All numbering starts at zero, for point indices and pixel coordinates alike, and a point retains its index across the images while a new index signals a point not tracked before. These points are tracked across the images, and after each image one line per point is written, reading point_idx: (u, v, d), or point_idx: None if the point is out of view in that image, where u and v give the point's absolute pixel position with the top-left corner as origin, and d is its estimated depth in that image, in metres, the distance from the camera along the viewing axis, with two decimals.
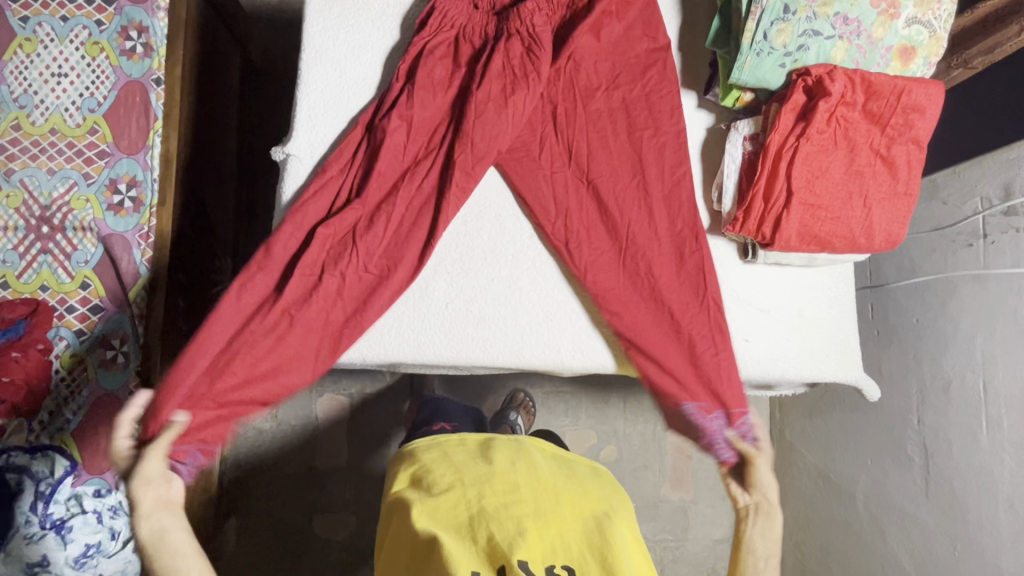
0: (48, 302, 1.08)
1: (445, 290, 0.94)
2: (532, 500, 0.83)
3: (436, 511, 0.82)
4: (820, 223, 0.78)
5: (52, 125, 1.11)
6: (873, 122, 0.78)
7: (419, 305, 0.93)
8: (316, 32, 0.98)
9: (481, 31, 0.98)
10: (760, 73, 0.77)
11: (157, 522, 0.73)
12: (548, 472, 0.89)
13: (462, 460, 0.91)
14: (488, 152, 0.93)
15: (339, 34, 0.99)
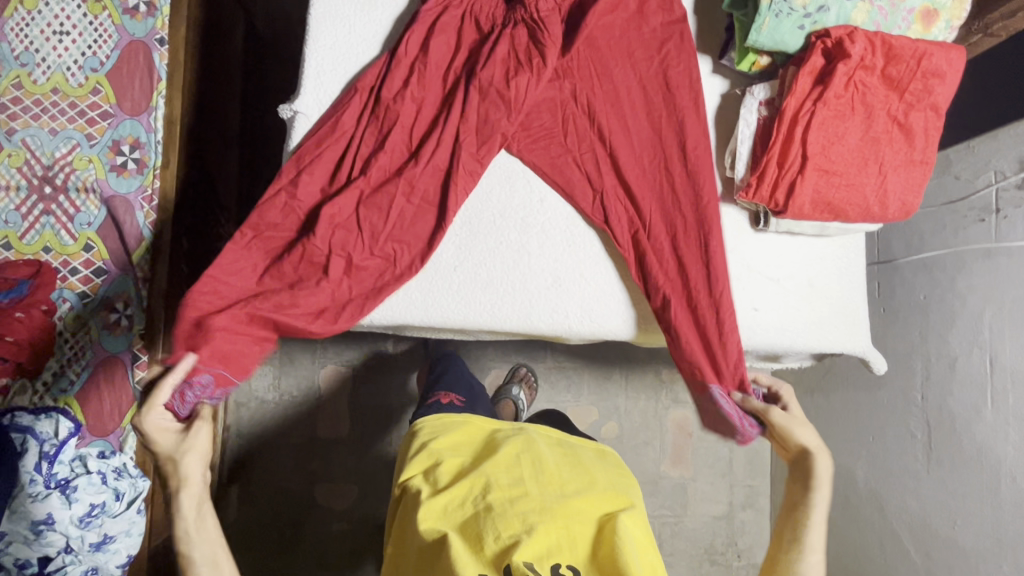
0: (51, 264, 1.07)
1: (454, 253, 0.93)
2: (537, 494, 0.87)
3: (445, 510, 0.88)
4: (835, 189, 0.77)
5: (54, 84, 1.10)
6: (891, 88, 0.76)
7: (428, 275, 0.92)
8: None
9: (490, 11, 0.95)
10: (778, 35, 0.75)
11: (199, 495, 0.72)
12: (552, 465, 0.94)
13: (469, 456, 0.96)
14: (494, 134, 0.91)
15: None
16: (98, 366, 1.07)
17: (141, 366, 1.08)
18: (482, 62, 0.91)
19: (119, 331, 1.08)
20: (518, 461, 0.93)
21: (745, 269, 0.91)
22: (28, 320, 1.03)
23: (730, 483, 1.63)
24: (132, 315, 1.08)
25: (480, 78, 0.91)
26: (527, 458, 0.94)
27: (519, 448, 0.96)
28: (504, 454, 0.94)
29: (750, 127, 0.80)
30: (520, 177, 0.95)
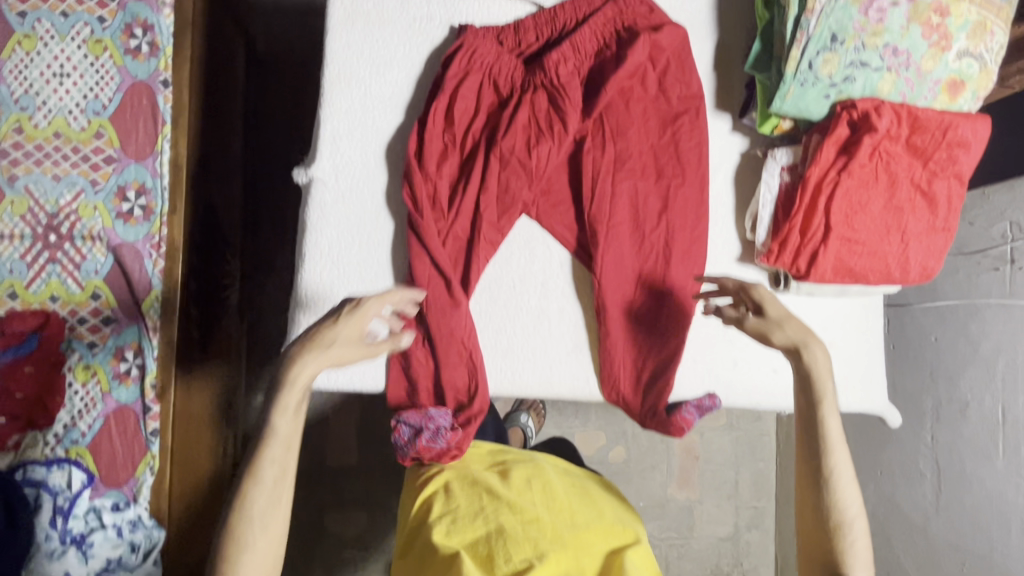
0: (59, 313, 1.05)
1: (477, 317, 0.99)
2: (549, 522, 0.87)
3: (454, 527, 0.86)
4: (855, 256, 0.88)
5: (55, 128, 1.07)
6: (917, 156, 0.87)
7: (443, 343, 0.97)
8: (340, 48, 1.01)
9: (509, 74, 1.01)
10: (802, 103, 0.87)
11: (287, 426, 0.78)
12: (563, 494, 0.93)
13: (481, 474, 0.94)
14: (513, 203, 0.98)
15: (364, 50, 1.01)
16: (109, 417, 1.06)
17: (153, 416, 1.07)
18: (503, 129, 0.98)
19: (130, 380, 1.07)
20: (529, 487, 0.93)
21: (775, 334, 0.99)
22: (38, 373, 1.03)
23: (736, 504, 1.65)
24: (141, 364, 1.07)
25: (502, 146, 0.97)
26: (538, 483, 0.94)
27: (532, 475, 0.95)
28: (516, 479, 0.94)
29: (772, 193, 0.92)
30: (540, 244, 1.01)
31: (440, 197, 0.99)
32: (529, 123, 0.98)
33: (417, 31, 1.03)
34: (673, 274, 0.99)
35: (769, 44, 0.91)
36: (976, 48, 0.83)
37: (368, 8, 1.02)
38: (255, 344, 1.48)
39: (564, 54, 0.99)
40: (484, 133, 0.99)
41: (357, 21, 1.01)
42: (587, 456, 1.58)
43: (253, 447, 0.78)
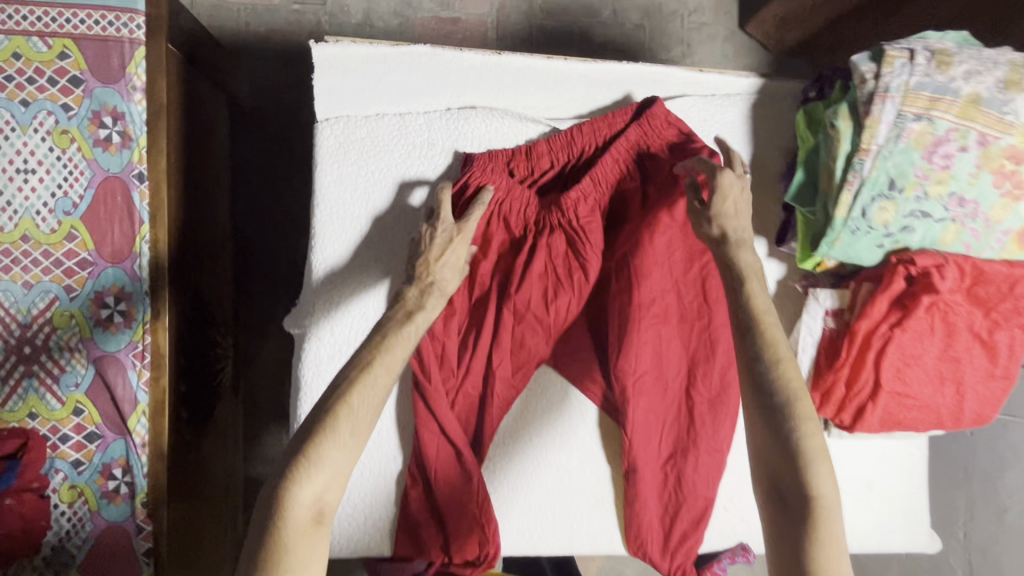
0: (38, 432, 0.99)
1: (498, 479, 1.06)
2: None
3: None
4: (905, 409, 0.97)
5: (23, 231, 0.98)
6: (979, 305, 0.94)
7: (455, 514, 1.00)
8: (332, 180, 1.06)
9: (521, 214, 1.05)
10: (854, 250, 0.94)
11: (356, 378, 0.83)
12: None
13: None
14: (529, 357, 1.05)
15: (355, 180, 1.07)
16: (99, 538, 1.00)
17: (146, 536, 1.00)
18: (514, 277, 1.04)
19: (119, 500, 1.00)
20: None
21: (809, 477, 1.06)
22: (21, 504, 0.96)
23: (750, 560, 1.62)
24: (131, 482, 1.00)
25: (517, 301, 1.03)
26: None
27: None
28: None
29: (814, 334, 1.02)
30: (554, 390, 1.08)
31: (449, 353, 1.03)
32: (538, 269, 1.04)
33: (411, 156, 1.08)
34: (694, 421, 1.04)
35: (809, 175, 1.00)
36: None
37: (362, 136, 1.08)
38: (252, 417, 1.42)
39: (580, 194, 1.03)
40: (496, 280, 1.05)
41: (348, 150, 1.07)
42: None
43: (345, 377, 0.80)
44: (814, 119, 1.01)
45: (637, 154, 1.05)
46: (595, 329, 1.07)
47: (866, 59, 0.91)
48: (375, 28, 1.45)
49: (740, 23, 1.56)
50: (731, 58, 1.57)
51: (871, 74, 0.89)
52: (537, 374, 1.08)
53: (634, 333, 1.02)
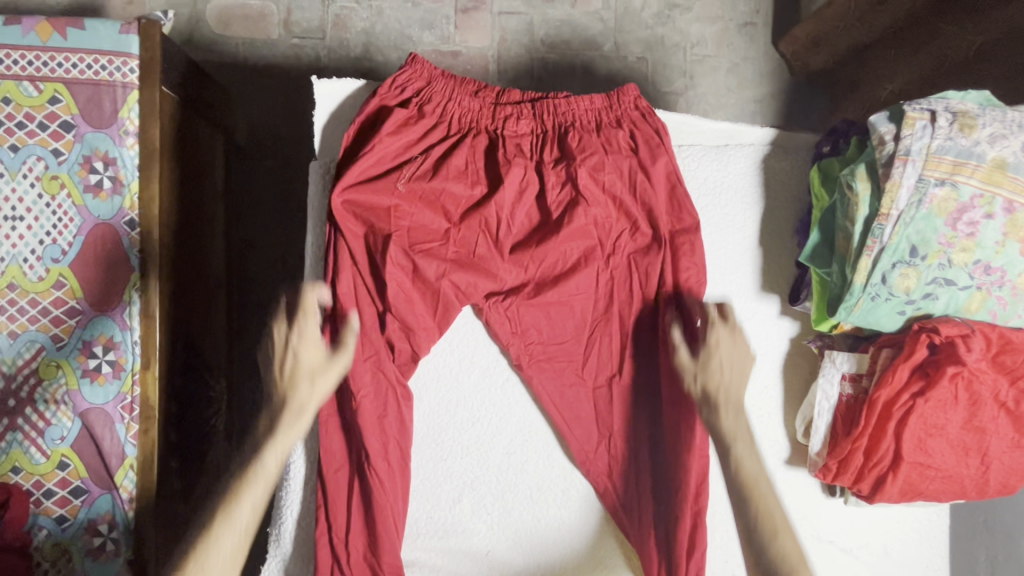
0: (22, 487, 0.95)
1: (485, 536, 0.92)
2: None
3: None
4: (927, 481, 0.84)
5: (10, 279, 0.95)
6: (1003, 373, 0.82)
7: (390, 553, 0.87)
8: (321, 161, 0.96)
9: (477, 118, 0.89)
10: (874, 315, 0.83)
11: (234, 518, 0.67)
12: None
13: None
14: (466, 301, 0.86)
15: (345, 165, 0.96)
16: None
17: None
18: (451, 177, 0.86)
19: (105, 557, 0.96)
20: None
21: (817, 542, 0.95)
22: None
23: None
24: (117, 539, 0.96)
25: (459, 162, 0.86)
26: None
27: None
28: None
29: (829, 403, 0.90)
30: (491, 392, 0.92)
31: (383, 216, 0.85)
32: (484, 192, 0.88)
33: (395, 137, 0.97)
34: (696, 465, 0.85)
35: (827, 233, 0.88)
36: None
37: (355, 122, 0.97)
38: None
39: (519, 112, 0.88)
40: (420, 233, 0.85)
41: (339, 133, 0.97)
42: None
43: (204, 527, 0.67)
44: (830, 174, 0.89)
45: (602, 115, 0.88)
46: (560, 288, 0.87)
47: (883, 118, 0.82)
48: (374, 61, 1.43)
49: (773, 39, 1.54)
50: (734, 90, 1.55)
51: (888, 137, 0.80)
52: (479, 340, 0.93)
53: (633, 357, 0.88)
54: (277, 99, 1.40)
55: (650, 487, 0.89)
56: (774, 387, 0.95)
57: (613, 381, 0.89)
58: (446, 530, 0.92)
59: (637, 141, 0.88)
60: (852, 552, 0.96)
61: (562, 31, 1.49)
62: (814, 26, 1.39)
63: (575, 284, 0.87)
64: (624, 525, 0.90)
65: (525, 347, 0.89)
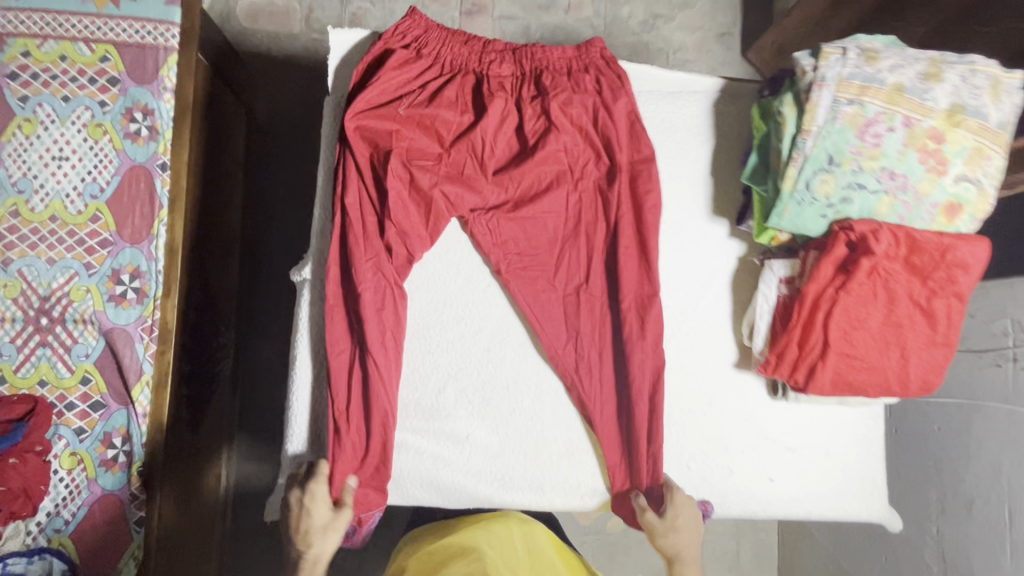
0: (46, 399, 1.04)
1: (466, 421, 0.80)
2: None
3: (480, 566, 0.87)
4: (854, 372, 0.76)
5: (52, 212, 1.07)
6: (915, 274, 0.74)
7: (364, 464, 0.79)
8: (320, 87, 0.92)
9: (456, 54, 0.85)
10: (801, 222, 0.74)
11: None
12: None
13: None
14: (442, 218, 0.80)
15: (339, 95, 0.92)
16: (94, 504, 1.03)
17: (139, 505, 1.04)
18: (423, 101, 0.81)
19: (117, 468, 1.04)
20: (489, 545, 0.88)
21: (761, 439, 0.82)
22: (23, 466, 0.98)
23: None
24: (129, 451, 1.05)
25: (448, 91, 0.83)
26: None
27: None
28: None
29: (769, 304, 0.78)
30: (473, 295, 0.82)
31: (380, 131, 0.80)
32: (459, 118, 0.82)
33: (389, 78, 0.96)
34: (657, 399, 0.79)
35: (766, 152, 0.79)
36: (975, 173, 0.69)
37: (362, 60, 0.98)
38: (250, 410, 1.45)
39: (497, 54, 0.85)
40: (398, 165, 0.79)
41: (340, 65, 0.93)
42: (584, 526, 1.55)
43: None
44: (770, 108, 0.78)
45: (573, 63, 0.85)
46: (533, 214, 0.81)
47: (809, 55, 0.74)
48: None
49: (744, 50, 1.70)
50: None
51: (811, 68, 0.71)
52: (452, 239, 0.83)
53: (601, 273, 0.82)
54: (296, 83, 1.53)
55: (629, 408, 0.80)
56: (721, 297, 0.84)
57: (554, 293, 0.81)
58: (426, 419, 0.80)
59: (601, 85, 0.84)
60: (798, 453, 0.83)
61: (556, 34, 1.65)
62: (777, 36, 1.54)
63: (548, 202, 0.81)
64: (622, 432, 0.80)
65: (503, 251, 0.81)
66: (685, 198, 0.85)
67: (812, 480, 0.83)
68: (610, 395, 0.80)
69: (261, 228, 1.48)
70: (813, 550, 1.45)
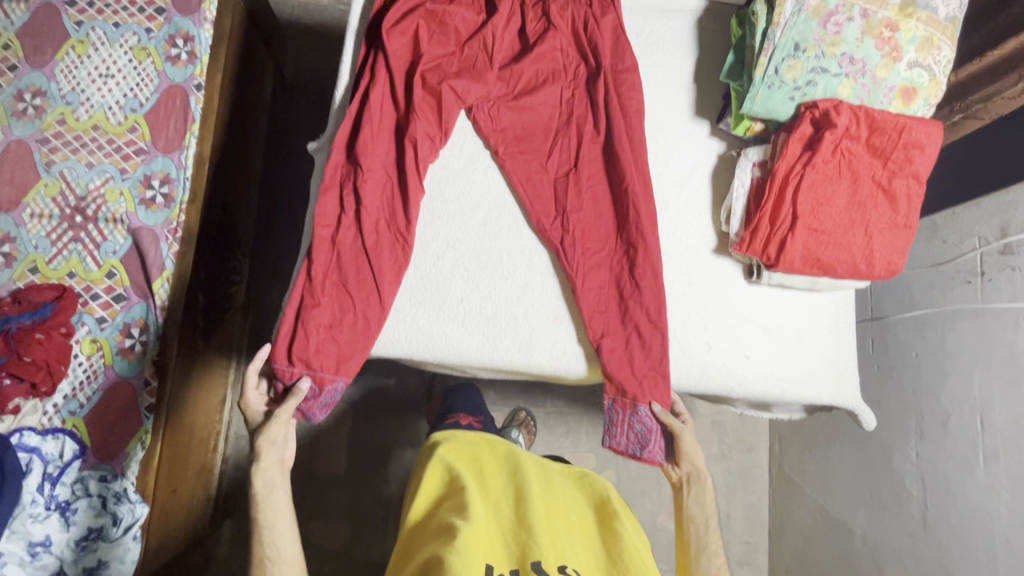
0: (74, 289, 1.11)
1: (462, 285, 0.85)
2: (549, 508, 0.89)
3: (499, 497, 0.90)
4: (822, 247, 0.82)
5: (95, 122, 1.17)
6: (876, 156, 0.81)
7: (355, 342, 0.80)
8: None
9: None
10: (770, 105, 0.81)
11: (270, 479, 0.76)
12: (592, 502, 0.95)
13: (491, 476, 0.95)
14: (454, 102, 0.85)
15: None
16: (107, 388, 1.09)
17: (150, 392, 1.11)
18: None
19: (132, 356, 1.11)
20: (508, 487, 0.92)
21: (739, 319, 0.88)
22: (47, 341, 1.05)
23: (727, 537, 1.58)
24: (145, 341, 1.11)
25: None
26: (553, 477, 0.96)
27: (535, 475, 0.93)
28: (525, 475, 0.92)
29: (744, 186, 0.85)
30: (473, 172, 0.88)
31: (399, 25, 0.85)
32: (471, 16, 0.89)
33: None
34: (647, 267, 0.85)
35: (741, 53, 0.87)
36: (925, 59, 0.78)
37: None
38: (256, 343, 1.50)
39: None
40: (411, 54, 0.86)
41: None
42: None
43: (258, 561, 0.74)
44: (747, 15, 0.87)
45: None
46: (535, 103, 0.89)
47: None
48: None
49: None
50: None
51: None
52: (459, 127, 0.89)
53: (594, 157, 0.89)
54: (320, 47, 1.62)
55: (616, 281, 0.86)
56: (702, 188, 0.91)
57: (543, 174, 0.88)
58: (424, 283, 0.85)
59: None
60: (772, 334, 0.88)
61: None
62: None
63: (544, 96, 0.89)
64: (603, 301, 0.85)
65: (503, 135, 0.88)
66: (669, 101, 0.93)
67: (785, 359, 0.88)
68: (598, 269, 0.86)
69: (279, 172, 1.57)
70: (800, 504, 1.46)
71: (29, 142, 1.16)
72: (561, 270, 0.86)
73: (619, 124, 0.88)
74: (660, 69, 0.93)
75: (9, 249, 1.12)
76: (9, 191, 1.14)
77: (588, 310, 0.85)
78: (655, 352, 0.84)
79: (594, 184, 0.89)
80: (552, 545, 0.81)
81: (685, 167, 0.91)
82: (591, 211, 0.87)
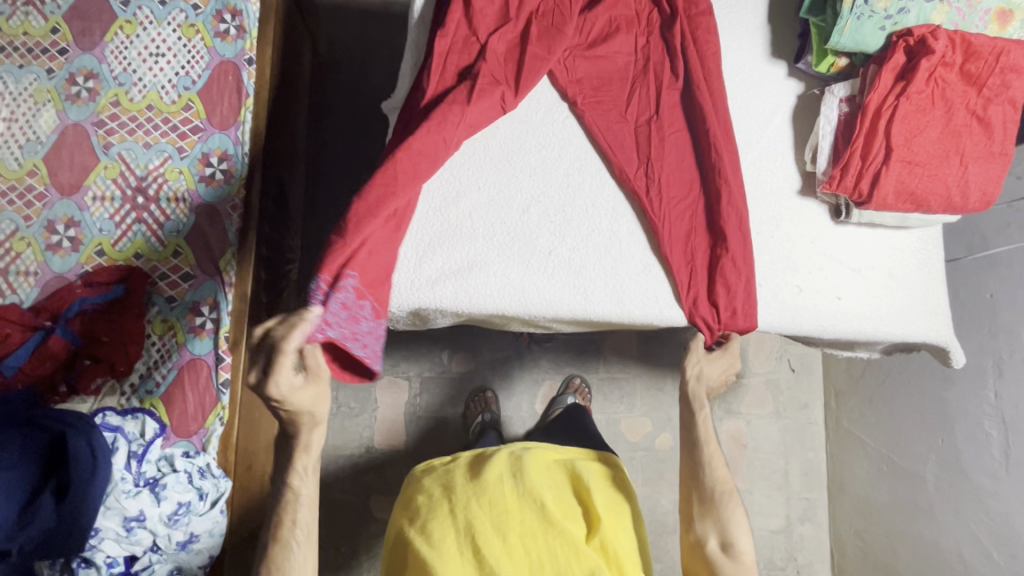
0: (141, 269, 1.11)
1: (549, 238, 0.84)
2: (516, 514, 0.84)
3: (461, 510, 0.84)
4: (917, 180, 0.80)
5: (149, 102, 1.16)
6: (970, 84, 0.79)
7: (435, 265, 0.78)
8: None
9: None
10: (859, 37, 0.79)
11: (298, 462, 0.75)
12: (566, 474, 0.92)
13: (456, 475, 0.91)
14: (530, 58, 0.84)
15: None
16: (182, 367, 1.10)
17: (225, 368, 1.11)
18: None
19: (204, 334, 1.11)
20: (472, 495, 0.86)
21: (829, 259, 0.87)
22: (123, 321, 1.07)
23: (787, 495, 1.57)
24: (216, 318, 1.11)
25: None
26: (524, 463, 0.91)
27: (501, 475, 0.88)
28: (490, 476, 0.87)
29: (831, 123, 0.83)
30: (553, 126, 0.87)
31: None
32: None
33: None
34: (735, 212, 0.84)
35: None
36: None
37: None
38: None
39: None
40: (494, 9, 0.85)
41: None
42: (633, 442, 1.53)
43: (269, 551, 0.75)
44: None
45: None
46: (610, 55, 0.88)
47: None
48: None
49: None
50: None
51: None
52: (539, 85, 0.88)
53: (674, 105, 0.88)
54: (354, 20, 1.59)
55: (701, 227, 0.85)
56: (784, 130, 0.89)
57: (621, 122, 0.86)
58: (509, 236, 0.84)
59: None
60: (863, 274, 0.87)
61: None
62: None
63: (618, 44, 0.88)
64: (688, 247, 0.84)
65: (580, 87, 0.87)
66: (744, 44, 0.91)
67: (877, 298, 0.87)
68: (684, 218, 0.85)
69: (322, 150, 1.55)
70: (863, 456, 1.46)
71: (86, 125, 1.15)
72: (646, 219, 0.85)
73: (700, 68, 0.87)
74: (733, 9, 0.91)
75: (75, 233, 1.12)
76: (69, 175, 1.14)
77: (677, 259, 0.83)
78: (741, 294, 0.83)
79: (674, 131, 0.87)
80: (531, 553, 0.81)
81: (766, 110, 0.90)
82: (675, 158, 0.86)
